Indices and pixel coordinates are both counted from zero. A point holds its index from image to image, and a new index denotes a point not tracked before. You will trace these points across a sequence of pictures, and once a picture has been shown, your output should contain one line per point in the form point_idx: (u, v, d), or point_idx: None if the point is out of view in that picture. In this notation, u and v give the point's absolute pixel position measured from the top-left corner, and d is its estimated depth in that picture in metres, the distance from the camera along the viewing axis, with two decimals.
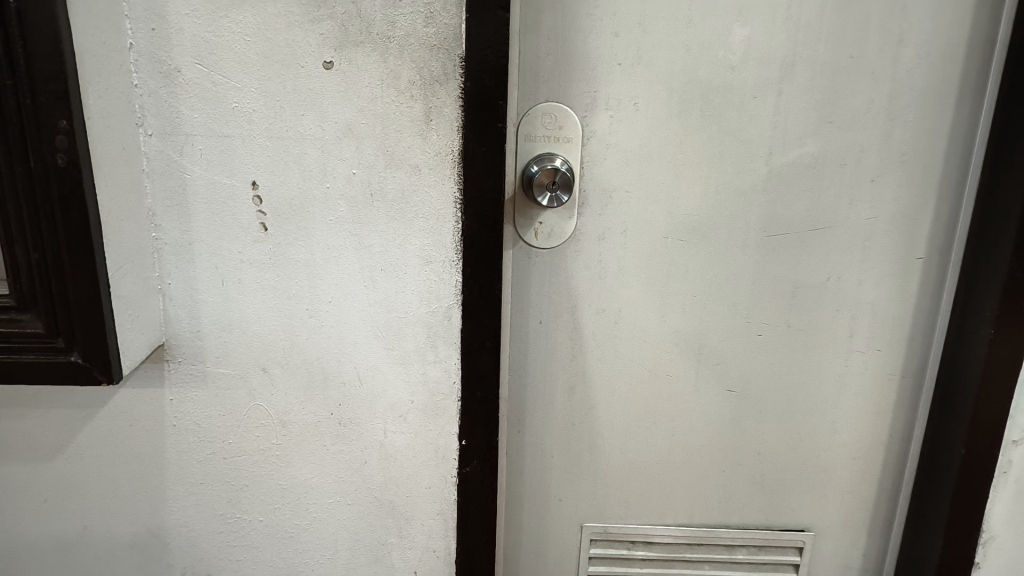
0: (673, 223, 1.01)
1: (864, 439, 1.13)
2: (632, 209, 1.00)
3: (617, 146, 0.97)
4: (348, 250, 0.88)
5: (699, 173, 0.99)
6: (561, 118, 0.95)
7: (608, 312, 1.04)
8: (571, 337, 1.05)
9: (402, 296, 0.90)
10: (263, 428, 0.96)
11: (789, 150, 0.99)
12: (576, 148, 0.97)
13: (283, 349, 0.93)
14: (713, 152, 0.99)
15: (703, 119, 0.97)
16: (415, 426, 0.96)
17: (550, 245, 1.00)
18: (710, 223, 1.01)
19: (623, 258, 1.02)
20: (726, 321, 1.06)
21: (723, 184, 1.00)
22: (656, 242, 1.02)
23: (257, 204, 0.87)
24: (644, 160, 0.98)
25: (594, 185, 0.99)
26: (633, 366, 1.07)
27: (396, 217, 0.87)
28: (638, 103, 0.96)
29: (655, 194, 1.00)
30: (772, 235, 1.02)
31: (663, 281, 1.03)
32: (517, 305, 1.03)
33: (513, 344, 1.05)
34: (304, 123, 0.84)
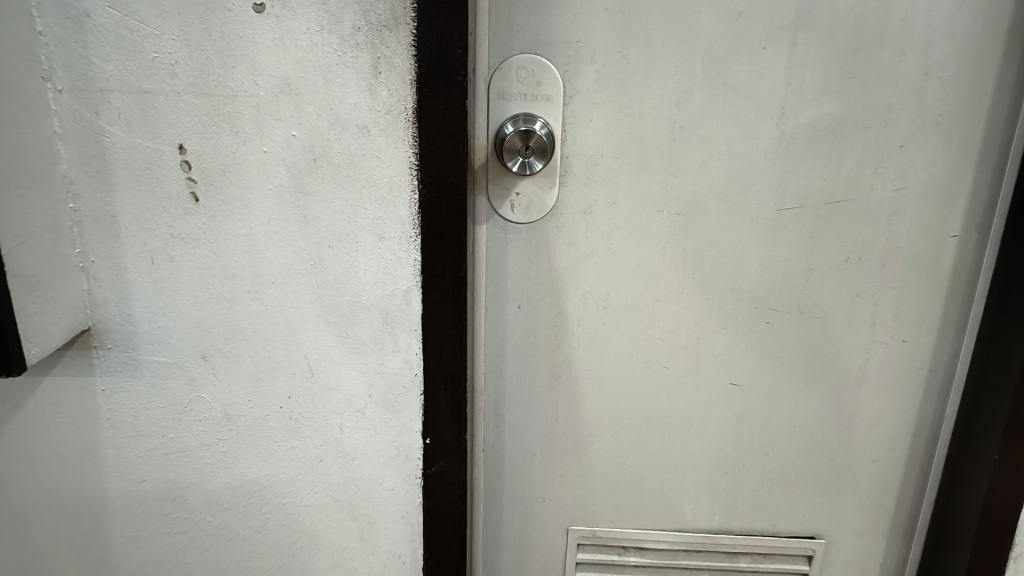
0: (670, 195, 0.88)
1: (885, 439, 1.01)
2: (622, 179, 0.87)
3: (604, 105, 0.84)
4: (291, 223, 0.78)
5: (700, 137, 0.86)
6: (538, 72, 0.83)
7: (595, 296, 0.92)
8: (554, 323, 0.94)
9: (354, 276, 0.79)
10: (206, 423, 0.86)
11: (804, 111, 0.86)
12: (557, 107, 0.84)
13: (224, 336, 0.82)
14: (717, 113, 0.85)
15: (705, 74, 0.84)
16: (374, 422, 0.86)
17: (528, 220, 0.88)
18: (711, 195, 0.89)
19: (613, 235, 0.90)
20: (730, 308, 0.94)
21: (727, 151, 0.87)
22: (650, 217, 0.89)
23: (186, 170, 0.76)
24: (635, 123, 0.85)
25: (578, 151, 0.86)
26: (624, 356, 0.95)
27: (345, 186, 0.76)
28: (629, 55, 0.83)
29: (650, 162, 0.87)
30: (783, 209, 0.90)
31: (658, 261, 0.91)
32: (491, 287, 0.92)
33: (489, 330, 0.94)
34: (235, 77, 0.73)
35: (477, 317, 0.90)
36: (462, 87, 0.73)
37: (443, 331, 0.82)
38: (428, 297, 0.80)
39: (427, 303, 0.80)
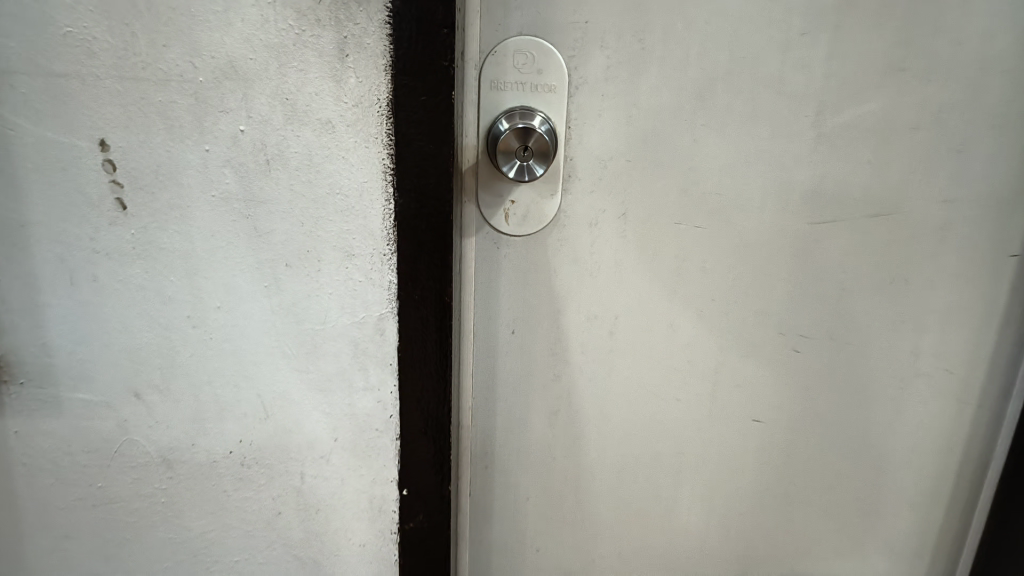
0: (690, 205, 0.76)
1: (925, 481, 0.90)
2: (635, 186, 0.75)
3: (615, 98, 0.71)
4: (239, 238, 0.64)
5: (726, 137, 0.73)
6: (539, 58, 0.70)
7: (601, 321, 0.79)
8: (553, 352, 0.80)
9: (316, 301, 0.66)
10: (141, 470, 0.72)
11: (847, 108, 0.73)
12: (560, 100, 0.71)
13: (161, 371, 0.69)
14: (746, 109, 0.72)
15: (734, 65, 0.71)
16: (342, 470, 0.73)
17: (524, 232, 0.76)
18: (737, 206, 0.76)
19: (622, 250, 0.77)
20: (756, 336, 0.81)
21: (758, 155, 0.74)
22: (665, 231, 0.77)
23: (110, 171, 0.62)
24: (652, 120, 0.72)
25: (584, 152, 0.73)
26: (633, 390, 0.82)
27: (303, 193, 0.63)
28: (646, 40, 0.69)
29: (668, 166, 0.74)
30: (821, 224, 0.77)
31: (674, 281, 0.78)
32: (479, 311, 0.78)
33: (476, 361, 0.80)
34: (168, 58, 0.60)
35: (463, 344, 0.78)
36: (447, 75, 0.62)
37: (422, 364, 0.69)
38: (405, 325, 0.68)
39: (403, 332, 0.68)
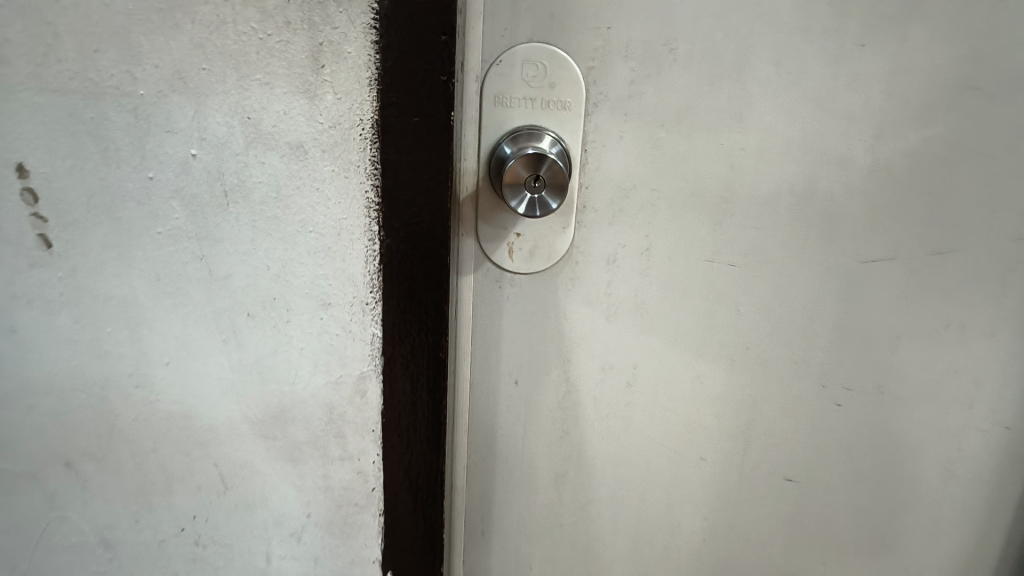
0: (723, 240, 0.65)
1: (972, 545, 0.80)
2: (661, 218, 0.64)
3: (640, 118, 0.61)
4: (190, 282, 0.54)
5: (768, 164, 0.63)
6: (552, 69, 0.59)
7: (617, 371, 0.68)
8: (562, 406, 0.70)
9: (284, 357, 0.56)
10: (74, 552, 0.60)
11: (907, 132, 0.63)
12: (576, 119, 0.60)
13: (96, 438, 0.57)
14: (792, 132, 0.62)
15: (779, 80, 0.60)
16: (315, 550, 0.62)
17: (530, 270, 0.64)
18: (778, 242, 0.65)
19: (644, 290, 0.66)
20: (792, 388, 0.71)
21: (803, 184, 0.64)
22: (694, 269, 0.66)
23: (30, 202, 0.51)
24: (682, 144, 0.62)
25: (603, 179, 0.62)
26: (652, 449, 0.71)
27: (268, 231, 0.53)
28: (679, 50, 0.59)
29: (700, 196, 0.63)
30: (871, 262, 0.67)
31: (704, 328, 0.68)
32: (477, 359, 0.67)
33: (473, 416, 0.69)
34: (100, 65, 0.48)
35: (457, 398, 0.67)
36: (445, 94, 0.54)
37: (409, 425, 0.60)
38: (389, 383, 0.58)
39: (388, 391, 0.58)
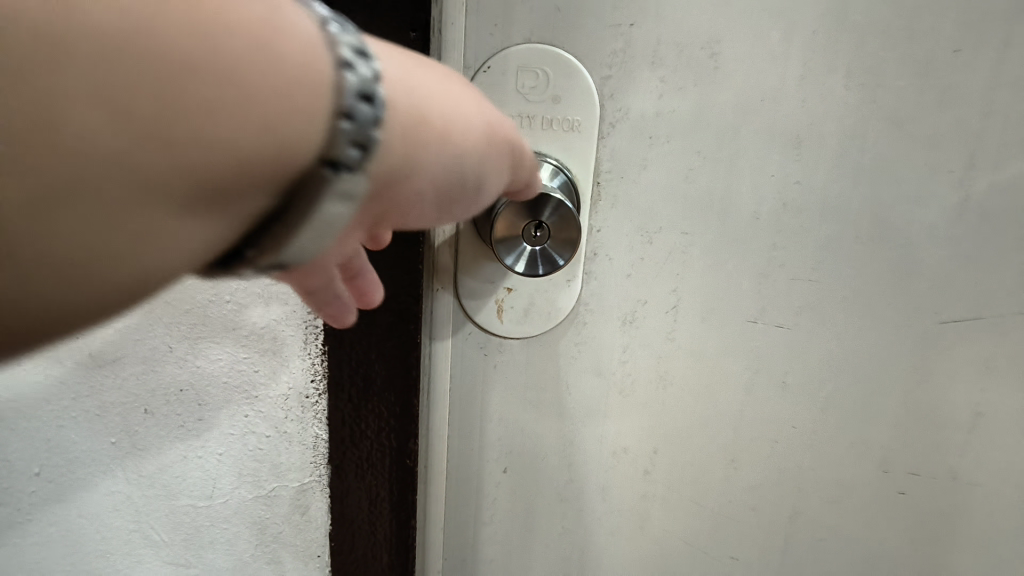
0: (770, 295, 0.51)
1: None
2: (694, 269, 0.50)
3: (668, 142, 0.47)
4: (73, 379, 0.43)
5: (830, 200, 0.49)
6: (557, 79, 0.45)
7: (633, 455, 0.54)
8: (562, 502, 0.55)
9: (199, 468, 0.47)
10: None
11: (1014, 161, 0.49)
12: (587, 143, 0.46)
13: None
14: (863, 160, 0.48)
15: (847, 95, 0.47)
16: None
17: (524, 334, 0.50)
18: (839, 300, 0.51)
19: (669, 357, 0.52)
20: (848, 475, 0.56)
21: (874, 225, 0.50)
22: (733, 331, 0.52)
23: None
24: (722, 176, 0.48)
25: (619, 219, 0.49)
26: (674, 547, 0.57)
27: (176, 325, 0.44)
28: (721, 57, 0.45)
29: (745, 240, 0.49)
30: (960, 322, 0.52)
31: (744, 402, 0.54)
32: (456, 448, 0.52)
33: (450, 523, 0.53)
34: None
35: (430, 500, 0.52)
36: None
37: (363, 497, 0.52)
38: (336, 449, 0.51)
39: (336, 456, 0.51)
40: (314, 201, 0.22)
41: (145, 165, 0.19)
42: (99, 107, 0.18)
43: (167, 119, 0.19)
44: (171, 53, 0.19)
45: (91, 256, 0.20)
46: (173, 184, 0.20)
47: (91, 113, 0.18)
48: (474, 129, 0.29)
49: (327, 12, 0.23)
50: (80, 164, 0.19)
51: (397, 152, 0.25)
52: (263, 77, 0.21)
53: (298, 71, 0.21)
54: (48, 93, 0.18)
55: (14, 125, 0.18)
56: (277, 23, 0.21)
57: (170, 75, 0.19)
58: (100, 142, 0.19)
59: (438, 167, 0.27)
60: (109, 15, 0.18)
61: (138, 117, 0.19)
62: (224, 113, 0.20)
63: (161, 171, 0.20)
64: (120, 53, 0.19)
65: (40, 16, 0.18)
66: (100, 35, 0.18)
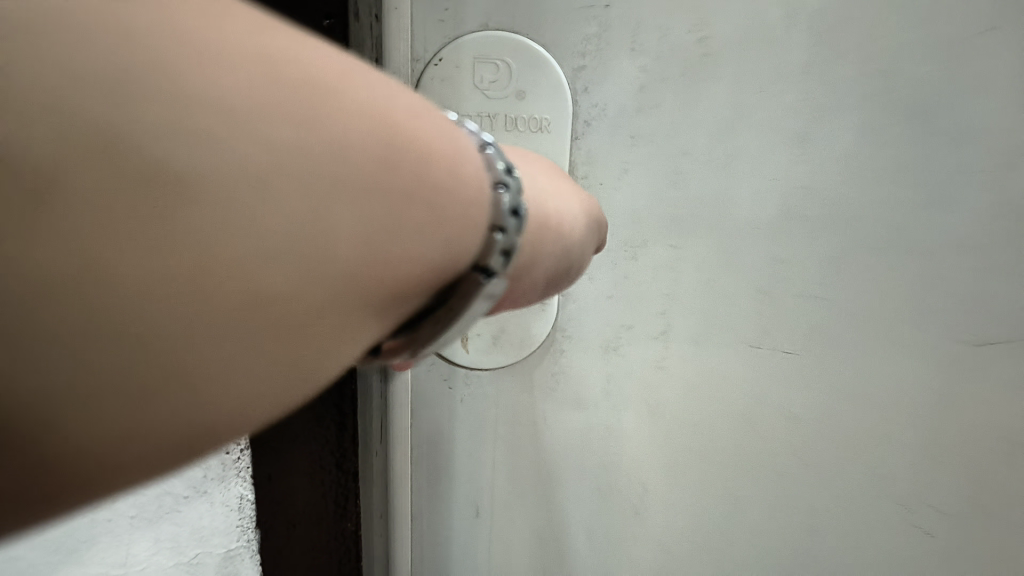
0: (776, 314, 0.44)
1: None
2: (686, 286, 0.44)
3: (652, 142, 0.40)
4: None
5: (843, 205, 0.42)
6: (521, 69, 0.38)
7: (622, 495, 0.48)
8: (542, 548, 0.48)
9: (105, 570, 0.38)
10: None
11: None
12: (559, 145, 0.40)
13: None
14: (881, 159, 0.41)
15: (860, 84, 0.40)
16: None
17: (499, 364, 0.45)
18: (856, 321, 0.44)
19: (659, 386, 0.46)
20: (877, 527, 0.47)
21: (896, 235, 0.43)
22: (732, 357, 0.45)
23: None
24: (715, 180, 0.42)
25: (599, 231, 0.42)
26: None
27: None
28: (711, 42, 0.39)
29: (744, 253, 0.43)
30: (1019, 344, 0.43)
31: (747, 435, 0.47)
32: (421, 488, 0.46)
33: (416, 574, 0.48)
34: None
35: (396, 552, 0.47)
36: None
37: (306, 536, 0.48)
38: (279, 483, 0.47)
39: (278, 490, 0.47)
40: (460, 311, 0.19)
41: (342, 292, 0.16)
42: (333, 196, 0.15)
43: (392, 224, 0.16)
44: (365, 168, 0.15)
45: (299, 379, 0.16)
46: (373, 293, 0.16)
47: (344, 220, 0.15)
48: (582, 217, 0.27)
49: (477, 130, 0.21)
50: (298, 305, 0.15)
51: (534, 248, 0.22)
52: (449, 181, 0.18)
53: (470, 183, 0.18)
54: (269, 232, 0.14)
55: (225, 209, 0.13)
56: (452, 140, 0.19)
57: (386, 180, 0.16)
58: (317, 272, 0.15)
59: (555, 263, 0.25)
60: (366, 113, 0.16)
61: (373, 231, 0.16)
62: (419, 223, 0.17)
63: (368, 276, 0.16)
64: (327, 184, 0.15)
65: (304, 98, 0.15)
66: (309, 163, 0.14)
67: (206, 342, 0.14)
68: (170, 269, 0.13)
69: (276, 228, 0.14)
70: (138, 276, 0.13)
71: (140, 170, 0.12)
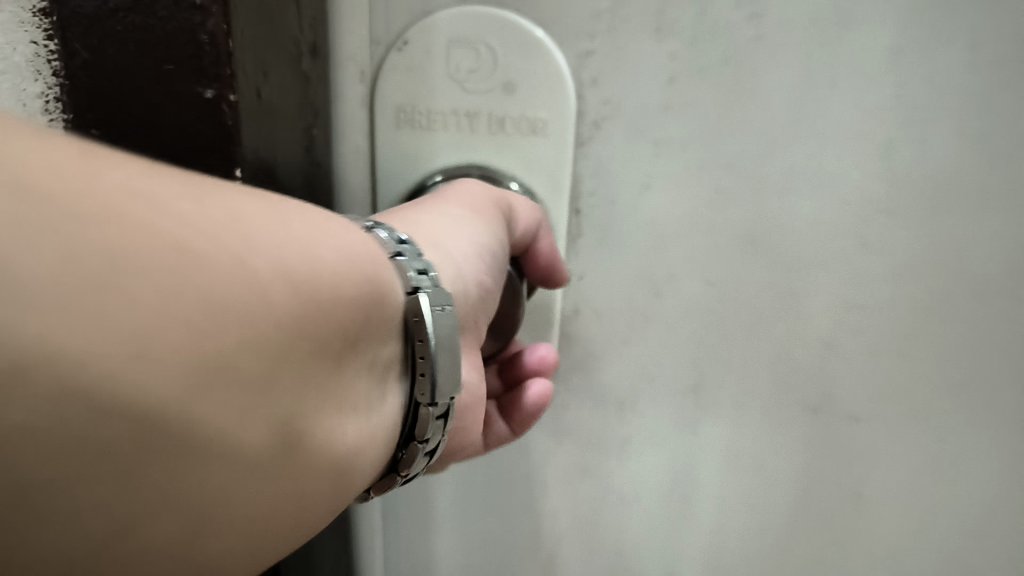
0: (840, 374, 0.35)
1: None
2: (722, 334, 0.34)
3: (680, 150, 0.31)
4: None
5: (931, 237, 0.32)
6: (509, 57, 0.30)
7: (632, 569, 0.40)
8: None
9: None
10: None
11: None
12: (558, 151, 0.31)
13: None
14: (984, 180, 0.31)
15: (967, 80, 0.30)
16: None
17: None
18: (936, 385, 0.35)
19: (689, 455, 0.37)
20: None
21: (994, 279, 0.33)
22: (776, 420, 0.36)
23: None
24: (764, 200, 0.32)
25: (612, 261, 0.33)
26: None
27: None
28: (764, 18, 0.29)
29: (801, 296, 0.34)
30: None
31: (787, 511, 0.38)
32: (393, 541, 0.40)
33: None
34: None
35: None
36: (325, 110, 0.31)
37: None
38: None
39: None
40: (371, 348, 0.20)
41: (235, 355, 0.15)
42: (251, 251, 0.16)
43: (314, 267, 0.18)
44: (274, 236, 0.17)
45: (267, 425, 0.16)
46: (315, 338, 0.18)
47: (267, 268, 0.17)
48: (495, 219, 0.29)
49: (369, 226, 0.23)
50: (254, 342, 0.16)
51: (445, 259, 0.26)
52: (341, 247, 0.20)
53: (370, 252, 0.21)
54: (130, 334, 0.14)
55: (164, 263, 0.14)
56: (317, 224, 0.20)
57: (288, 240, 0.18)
58: (260, 305, 0.16)
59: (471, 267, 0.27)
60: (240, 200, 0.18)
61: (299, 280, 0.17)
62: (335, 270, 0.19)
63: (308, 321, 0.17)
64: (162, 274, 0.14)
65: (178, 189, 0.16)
66: (156, 242, 0.14)
67: (125, 407, 0.13)
68: (74, 336, 0.13)
69: (162, 299, 0.14)
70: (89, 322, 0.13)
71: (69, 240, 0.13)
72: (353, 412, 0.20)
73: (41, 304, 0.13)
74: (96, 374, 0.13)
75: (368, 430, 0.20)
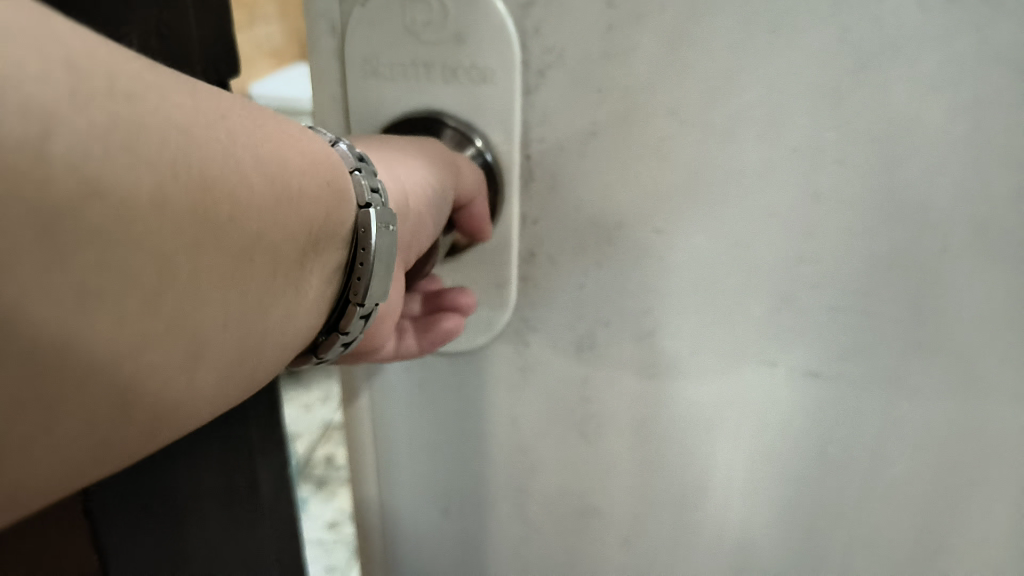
0: (792, 329, 0.35)
1: None
2: (668, 280, 0.35)
3: (618, 98, 0.32)
4: None
5: (878, 186, 0.31)
6: (458, 9, 0.32)
7: (592, 503, 0.42)
8: (506, 536, 0.45)
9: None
10: None
11: None
12: (506, 98, 0.33)
13: None
14: (933, 127, 0.30)
15: (911, 23, 0.29)
16: None
17: (456, 346, 0.40)
18: (893, 339, 0.34)
19: (647, 402, 0.39)
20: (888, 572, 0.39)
21: (948, 232, 0.32)
22: (730, 370, 0.37)
23: None
24: (707, 148, 0.32)
25: (559, 204, 0.35)
26: None
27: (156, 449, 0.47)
28: None
29: (748, 248, 0.34)
30: None
31: (739, 458, 0.39)
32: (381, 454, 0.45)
33: (389, 536, 0.48)
34: None
35: (367, 511, 0.48)
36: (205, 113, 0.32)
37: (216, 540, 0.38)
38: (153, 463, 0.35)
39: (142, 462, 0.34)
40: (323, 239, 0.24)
41: (219, 235, 0.19)
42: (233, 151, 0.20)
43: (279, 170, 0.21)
44: (253, 142, 0.21)
45: (240, 304, 0.20)
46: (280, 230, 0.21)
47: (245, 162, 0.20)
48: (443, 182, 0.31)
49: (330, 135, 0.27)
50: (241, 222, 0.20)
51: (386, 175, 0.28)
52: (301, 149, 0.23)
53: (323, 149, 0.24)
54: (148, 201, 0.17)
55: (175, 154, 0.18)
56: (286, 129, 0.23)
57: (258, 140, 0.21)
58: (242, 193, 0.20)
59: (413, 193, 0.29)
60: (222, 104, 0.21)
61: (267, 169, 0.21)
62: (297, 166, 0.22)
63: (273, 214, 0.21)
64: (171, 146, 0.18)
65: (175, 89, 0.19)
66: (167, 134, 0.18)
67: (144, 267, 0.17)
68: (110, 213, 0.16)
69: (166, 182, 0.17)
70: (119, 191, 0.16)
71: (110, 134, 0.16)
72: (302, 296, 0.24)
73: (83, 167, 0.16)
74: (118, 238, 0.16)
75: (305, 318, 0.24)
